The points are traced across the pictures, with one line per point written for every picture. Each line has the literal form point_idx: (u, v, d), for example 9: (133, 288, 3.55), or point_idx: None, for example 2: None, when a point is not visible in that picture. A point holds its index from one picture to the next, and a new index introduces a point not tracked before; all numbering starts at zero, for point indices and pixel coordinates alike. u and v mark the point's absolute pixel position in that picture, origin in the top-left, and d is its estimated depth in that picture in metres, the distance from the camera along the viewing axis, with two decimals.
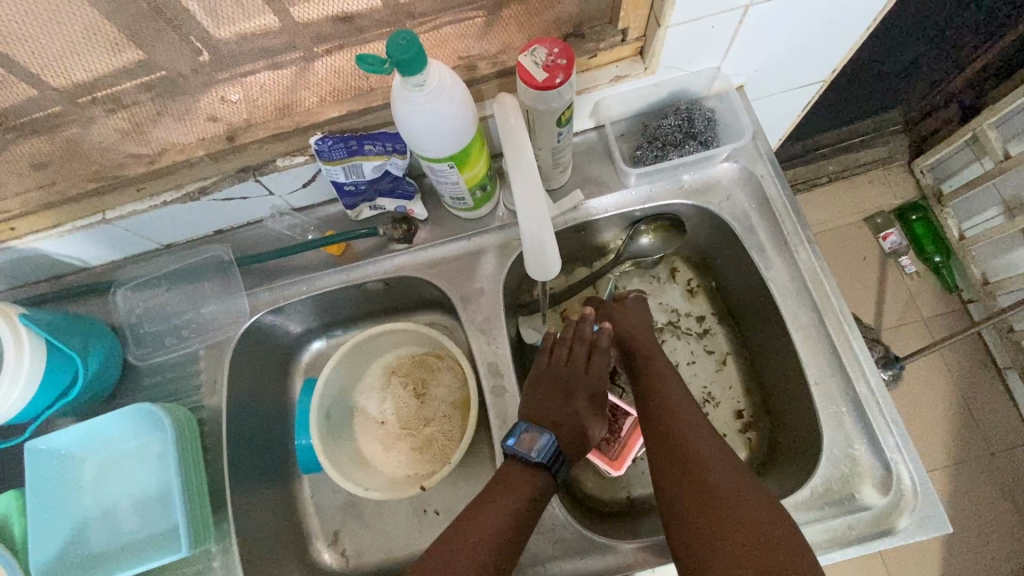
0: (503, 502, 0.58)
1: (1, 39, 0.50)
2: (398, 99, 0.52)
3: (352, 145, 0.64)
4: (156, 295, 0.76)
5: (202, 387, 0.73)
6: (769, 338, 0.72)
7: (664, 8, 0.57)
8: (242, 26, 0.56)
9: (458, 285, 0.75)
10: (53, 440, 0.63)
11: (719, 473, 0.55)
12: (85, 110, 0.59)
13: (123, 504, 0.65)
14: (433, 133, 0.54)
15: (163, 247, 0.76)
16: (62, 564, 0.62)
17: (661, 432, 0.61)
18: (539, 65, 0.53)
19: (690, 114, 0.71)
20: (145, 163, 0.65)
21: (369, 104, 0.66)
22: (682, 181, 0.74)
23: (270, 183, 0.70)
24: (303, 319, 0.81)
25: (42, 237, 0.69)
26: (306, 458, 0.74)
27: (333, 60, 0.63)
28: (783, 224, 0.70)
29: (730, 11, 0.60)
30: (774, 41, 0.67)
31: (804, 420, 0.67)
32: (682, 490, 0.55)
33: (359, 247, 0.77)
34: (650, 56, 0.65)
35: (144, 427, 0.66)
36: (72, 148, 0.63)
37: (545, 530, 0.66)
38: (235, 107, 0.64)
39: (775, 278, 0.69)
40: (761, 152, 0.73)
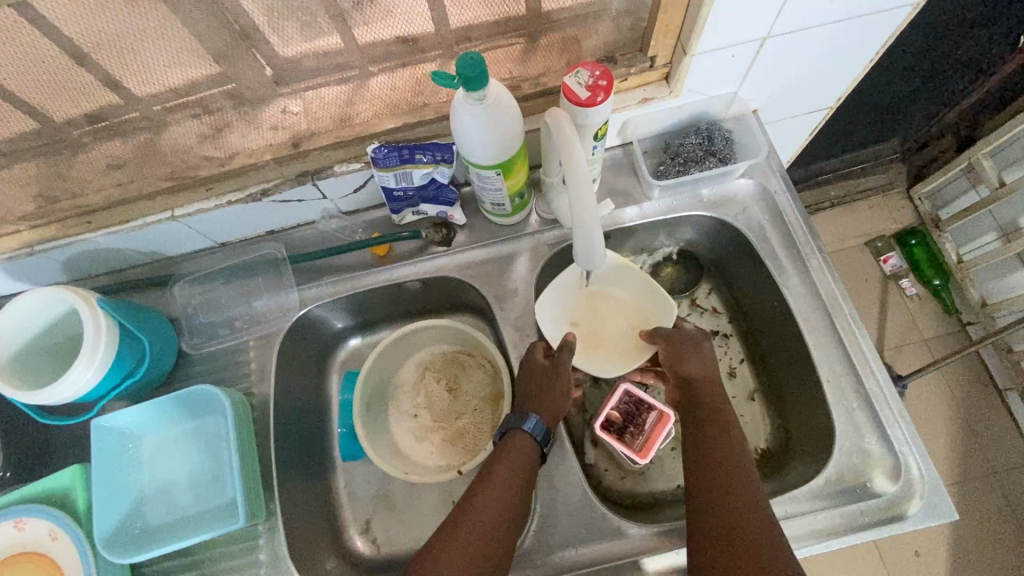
0: (506, 472, 0.62)
1: (111, 52, 0.57)
2: (458, 108, 0.58)
3: (405, 154, 0.70)
4: (211, 289, 0.82)
5: (252, 374, 0.78)
6: (781, 341, 0.78)
7: (692, 38, 0.65)
8: (309, 46, 0.64)
9: (493, 286, 0.81)
10: (117, 419, 0.68)
11: (740, 488, 0.58)
12: (171, 115, 0.67)
13: (183, 480, 0.69)
14: (483, 141, 0.61)
15: (218, 245, 0.82)
16: (123, 536, 0.66)
17: (698, 439, 0.64)
18: (582, 85, 0.60)
19: (710, 133, 0.78)
20: (217, 165, 0.72)
21: (422, 117, 0.72)
22: (702, 195, 0.80)
23: (326, 187, 0.76)
24: (344, 316, 0.86)
25: (113, 232, 0.75)
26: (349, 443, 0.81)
27: (388, 79, 0.71)
28: (795, 235, 0.77)
29: (750, 41, 0.67)
30: (787, 70, 0.74)
31: (816, 416, 0.72)
32: (702, 494, 0.59)
33: (401, 248, 0.83)
34: (675, 80, 0.72)
35: (204, 408, 0.71)
36: (151, 148, 0.69)
37: (576, 514, 0.70)
38: (296, 117, 0.71)
39: (787, 283, 0.75)
40: (774, 170, 0.79)
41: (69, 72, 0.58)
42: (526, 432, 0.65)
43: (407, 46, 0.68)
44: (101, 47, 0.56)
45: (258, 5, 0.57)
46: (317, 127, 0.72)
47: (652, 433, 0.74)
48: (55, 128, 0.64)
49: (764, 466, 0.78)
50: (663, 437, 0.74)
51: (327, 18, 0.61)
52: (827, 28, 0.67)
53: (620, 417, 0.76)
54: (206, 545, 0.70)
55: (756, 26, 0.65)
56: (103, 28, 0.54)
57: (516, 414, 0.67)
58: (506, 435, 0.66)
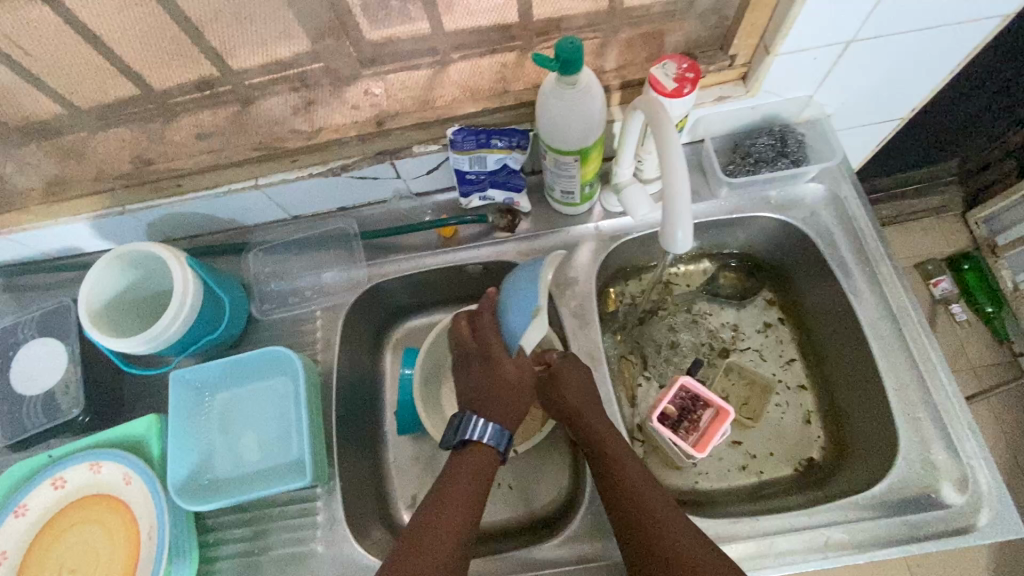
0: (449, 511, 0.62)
1: (220, 25, 0.63)
2: (547, 90, 0.60)
3: (482, 138, 0.72)
4: (286, 259, 0.86)
5: (318, 342, 0.81)
6: (840, 347, 0.78)
7: (777, 38, 0.66)
8: (391, 30, 0.69)
9: (555, 274, 0.82)
10: (194, 372, 0.72)
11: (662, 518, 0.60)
12: (272, 84, 0.72)
13: (250, 437, 0.72)
14: (565, 122, 0.62)
15: (291, 218, 0.85)
16: (192, 484, 0.69)
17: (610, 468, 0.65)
18: (669, 76, 0.61)
19: (784, 135, 0.78)
20: (303, 138, 0.74)
21: (501, 103, 0.73)
22: (770, 196, 0.80)
23: (402, 167, 0.79)
24: (404, 295, 0.88)
25: (198, 197, 0.78)
26: (404, 413, 0.84)
27: (463, 67, 0.75)
28: (865, 241, 0.76)
29: (834, 43, 0.67)
30: (866, 77, 0.74)
31: (877, 424, 0.72)
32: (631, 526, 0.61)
33: (466, 232, 0.85)
34: (753, 80, 0.73)
35: (274, 369, 0.74)
36: (240, 120, 0.75)
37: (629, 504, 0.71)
38: (376, 98, 0.75)
39: (852, 286, 0.75)
40: (845, 176, 0.79)
41: (180, 42, 0.64)
42: (485, 444, 0.66)
43: (500, 33, 0.71)
44: (210, 18, 0.62)
45: None
46: (399, 107, 0.75)
47: (708, 431, 0.74)
48: (159, 92, 0.70)
49: (816, 471, 0.79)
50: (721, 433, 0.73)
51: (416, 3, 0.67)
52: (912, 36, 0.67)
53: (676, 411, 0.76)
54: (265, 503, 0.73)
55: (842, 29, 0.65)
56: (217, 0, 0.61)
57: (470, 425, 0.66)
58: (466, 446, 0.66)
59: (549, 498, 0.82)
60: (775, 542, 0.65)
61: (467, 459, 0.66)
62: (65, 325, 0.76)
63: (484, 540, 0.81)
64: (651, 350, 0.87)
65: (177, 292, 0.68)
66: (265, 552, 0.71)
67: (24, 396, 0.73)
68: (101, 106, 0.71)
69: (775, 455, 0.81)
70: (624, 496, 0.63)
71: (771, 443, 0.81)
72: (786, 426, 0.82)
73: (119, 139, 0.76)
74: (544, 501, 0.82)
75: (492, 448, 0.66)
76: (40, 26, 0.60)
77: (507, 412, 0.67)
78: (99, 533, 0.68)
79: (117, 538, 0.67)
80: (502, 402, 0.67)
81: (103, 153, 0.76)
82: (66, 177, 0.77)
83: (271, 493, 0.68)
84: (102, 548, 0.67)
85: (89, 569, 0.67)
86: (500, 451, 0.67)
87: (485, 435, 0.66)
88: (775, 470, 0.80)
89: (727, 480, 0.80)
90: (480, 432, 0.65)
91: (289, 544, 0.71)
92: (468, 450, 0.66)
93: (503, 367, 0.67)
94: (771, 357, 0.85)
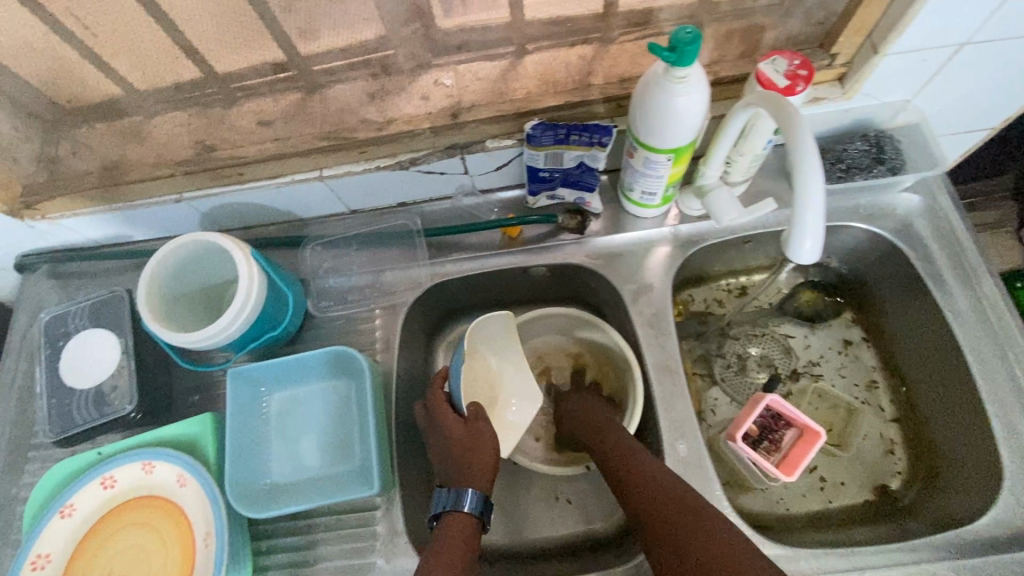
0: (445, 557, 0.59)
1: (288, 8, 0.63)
2: (653, 83, 0.56)
3: (561, 133, 0.68)
4: (345, 254, 0.82)
5: (376, 343, 0.78)
6: (929, 367, 0.75)
7: (889, 38, 0.61)
8: (462, 19, 0.68)
9: (629, 279, 0.78)
10: (255, 371, 0.69)
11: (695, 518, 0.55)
12: (349, 70, 0.71)
13: (313, 440, 0.70)
14: (668, 119, 0.58)
15: (349, 211, 0.82)
16: (250, 491, 0.66)
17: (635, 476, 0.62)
18: (780, 73, 0.58)
19: (880, 141, 0.74)
20: (374, 128, 0.71)
21: (583, 97, 0.69)
22: (860, 206, 0.77)
23: (472, 162, 0.75)
24: (462, 296, 0.85)
25: (258, 187, 0.75)
26: None
27: (537, 58, 0.71)
28: (967, 257, 0.74)
29: (947, 45, 0.63)
30: (970, 85, 0.70)
31: (975, 451, 0.69)
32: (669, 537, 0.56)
33: (532, 232, 0.81)
34: (852, 82, 0.69)
35: (337, 370, 0.71)
36: (302, 106, 0.72)
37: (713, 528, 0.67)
38: (446, 89, 0.71)
39: (952, 305, 0.72)
40: (940, 186, 0.77)
41: (244, 19, 0.65)
42: (462, 512, 0.62)
43: None
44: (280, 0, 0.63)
45: None
46: (473, 97, 0.70)
47: (793, 452, 0.69)
48: (225, 77, 0.70)
49: (902, 498, 0.74)
50: (809, 454, 0.68)
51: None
52: None
53: (757, 430, 0.72)
54: (319, 515, 0.69)
55: (959, 29, 0.61)
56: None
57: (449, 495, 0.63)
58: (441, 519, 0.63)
59: (612, 517, 0.78)
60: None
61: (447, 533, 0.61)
62: (119, 315, 0.73)
63: (544, 557, 0.76)
64: (720, 364, 0.83)
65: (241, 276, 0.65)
66: (320, 561, 0.67)
67: (75, 390, 0.70)
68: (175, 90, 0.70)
69: (855, 480, 0.76)
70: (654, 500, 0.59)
71: (850, 468, 0.77)
72: (866, 449, 0.78)
73: (181, 124, 0.73)
74: (607, 518, 0.78)
75: (470, 514, 0.62)
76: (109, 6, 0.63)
77: (475, 471, 0.65)
78: (151, 537, 0.64)
79: (169, 544, 0.64)
80: (467, 464, 0.65)
81: (164, 138, 0.73)
82: (121, 162, 0.74)
83: (337, 502, 0.64)
84: (154, 554, 0.64)
85: None
86: (478, 514, 0.62)
87: (459, 503, 0.63)
88: (854, 495, 0.76)
89: (804, 507, 0.75)
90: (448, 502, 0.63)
91: (346, 556, 0.67)
92: (445, 524, 0.62)
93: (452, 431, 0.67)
94: (848, 375, 0.82)
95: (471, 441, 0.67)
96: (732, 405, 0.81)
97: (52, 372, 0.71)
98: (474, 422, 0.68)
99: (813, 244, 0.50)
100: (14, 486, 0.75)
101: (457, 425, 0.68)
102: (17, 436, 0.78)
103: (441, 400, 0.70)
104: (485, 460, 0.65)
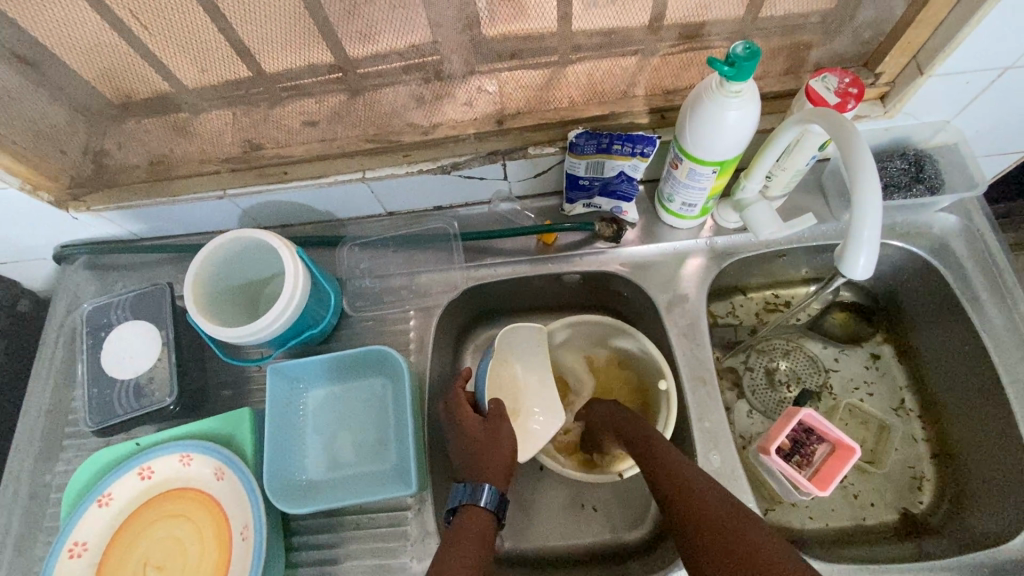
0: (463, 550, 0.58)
1: (348, 11, 0.60)
2: (704, 95, 0.57)
3: (603, 143, 0.68)
4: (381, 254, 0.83)
5: (410, 344, 0.78)
6: (962, 386, 0.75)
7: (937, 59, 0.62)
8: (512, 27, 0.65)
9: (663, 289, 0.78)
10: (295, 367, 0.70)
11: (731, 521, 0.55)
12: (402, 73, 0.69)
13: (348, 438, 0.71)
14: (714, 133, 0.59)
15: (385, 213, 0.83)
16: (285, 486, 0.67)
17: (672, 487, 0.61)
18: (830, 90, 0.59)
19: (918, 160, 0.75)
20: (420, 132, 0.72)
21: (628, 108, 0.70)
22: (896, 224, 0.78)
23: (512, 168, 0.76)
24: (494, 300, 0.85)
25: (299, 186, 0.76)
26: None
27: (582, 68, 0.71)
28: (1002, 278, 0.74)
29: (990, 68, 0.64)
30: (1012, 108, 0.70)
31: (1009, 472, 0.69)
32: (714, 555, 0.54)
33: (567, 239, 0.81)
34: (895, 101, 0.69)
35: (375, 370, 0.73)
36: (350, 107, 0.72)
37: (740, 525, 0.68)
38: (490, 96, 0.72)
39: (987, 325, 0.72)
40: (976, 206, 0.77)
41: (299, 27, 0.61)
42: (478, 506, 0.62)
43: (628, 37, 0.68)
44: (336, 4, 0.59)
45: None
46: (517, 105, 0.72)
47: (827, 467, 0.69)
48: (271, 77, 0.67)
49: (934, 517, 0.74)
50: (845, 470, 0.68)
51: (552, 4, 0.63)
52: None
53: (788, 445, 0.72)
54: (351, 514, 0.69)
55: (1005, 54, 0.62)
56: None
57: (469, 487, 0.63)
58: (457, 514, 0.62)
59: (639, 526, 0.78)
60: None
61: (464, 527, 0.60)
62: (159, 308, 0.74)
63: (569, 565, 0.76)
64: (749, 377, 0.83)
65: (290, 275, 0.66)
66: (350, 560, 0.67)
67: (116, 380, 0.72)
68: (214, 87, 0.68)
69: (884, 497, 0.76)
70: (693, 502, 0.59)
71: (880, 484, 0.77)
72: (897, 466, 0.78)
73: (223, 123, 0.73)
74: (633, 526, 0.78)
75: (485, 509, 0.62)
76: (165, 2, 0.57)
77: (493, 470, 0.65)
78: (187, 528, 0.65)
79: (206, 535, 0.65)
80: (482, 463, 0.65)
81: (207, 136, 0.74)
82: (170, 157, 0.75)
83: (373, 499, 0.65)
84: (190, 545, 0.65)
85: (177, 566, 0.64)
86: (492, 510, 0.62)
87: (476, 496, 0.62)
88: (882, 513, 0.76)
89: (834, 522, 0.75)
90: (465, 496, 0.62)
91: (377, 556, 0.67)
92: (462, 517, 0.62)
93: (471, 425, 0.69)
94: (878, 391, 0.82)
95: (490, 437, 0.67)
96: (761, 418, 0.81)
97: (93, 362, 0.73)
98: (495, 420, 0.68)
99: (868, 260, 0.51)
100: (47, 473, 0.76)
101: (477, 422, 0.69)
102: (52, 425, 0.78)
103: (462, 399, 0.72)
104: (502, 458, 0.66)
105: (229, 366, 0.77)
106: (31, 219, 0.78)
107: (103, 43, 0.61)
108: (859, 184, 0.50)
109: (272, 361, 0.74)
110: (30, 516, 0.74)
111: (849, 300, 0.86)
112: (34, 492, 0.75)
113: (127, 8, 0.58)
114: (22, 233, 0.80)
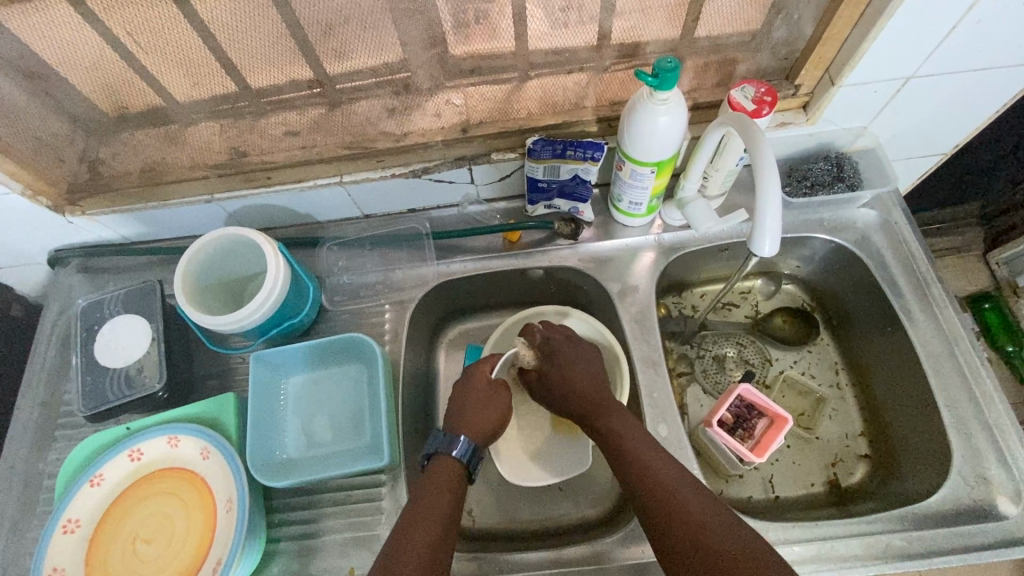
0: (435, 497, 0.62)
1: (326, 33, 0.67)
2: (637, 106, 0.65)
3: (558, 149, 0.76)
4: (357, 253, 0.90)
5: (386, 335, 0.85)
6: (887, 362, 0.83)
7: (844, 71, 0.71)
8: (473, 47, 0.73)
9: (616, 280, 0.86)
10: (275, 355, 0.77)
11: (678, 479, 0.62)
12: (375, 87, 0.77)
13: (323, 420, 0.78)
14: (646, 136, 0.67)
15: (363, 216, 0.91)
16: (262, 465, 0.73)
17: (640, 477, 0.63)
18: (748, 98, 0.68)
19: (840, 162, 0.83)
20: (393, 140, 0.80)
21: (579, 118, 0.78)
22: (823, 219, 0.87)
23: (477, 173, 0.83)
24: (463, 296, 0.92)
25: (282, 190, 0.83)
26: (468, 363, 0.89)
27: (538, 83, 0.79)
28: (917, 264, 0.82)
29: (896, 78, 0.72)
30: (918, 113, 0.79)
31: (927, 437, 0.76)
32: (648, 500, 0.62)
33: (530, 237, 0.88)
34: (814, 109, 0.78)
35: (351, 356, 0.80)
36: (329, 118, 0.79)
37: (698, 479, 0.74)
38: (455, 108, 0.80)
39: (906, 305, 0.80)
40: (894, 203, 0.86)
41: (281, 45, 0.68)
42: (449, 455, 0.67)
43: (578, 56, 0.77)
44: (315, 28, 0.66)
45: (451, 14, 0.68)
46: (481, 115, 0.79)
47: (764, 438, 0.76)
48: (255, 91, 0.74)
49: (869, 485, 0.81)
50: (777, 441, 0.75)
51: (508, 28, 0.71)
52: (965, 76, 0.72)
53: (732, 419, 0.79)
54: (328, 492, 0.74)
55: (905, 64, 0.70)
56: (331, 14, 0.65)
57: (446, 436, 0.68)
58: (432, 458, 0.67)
59: (599, 502, 0.84)
60: (838, 546, 0.68)
61: (435, 474, 0.66)
62: (150, 304, 0.80)
63: (534, 538, 0.81)
64: (699, 363, 0.90)
65: (269, 267, 0.73)
66: (328, 534, 0.72)
67: (108, 369, 0.77)
68: (204, 100, 0.75)
69: (822, 467, 0.83)
70: (639, 460, 0.65)
71: (817, 454, 0.84)
72: (833, 441, 0.85)
73: (212, 134, 0.80)
74: (594, 503, 0.84)
75: (456, 459, 0.67)
76: (156, 25, 0.63)
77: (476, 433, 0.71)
78: (175, 505, 0.70)
79: (193, 511, 0.70)
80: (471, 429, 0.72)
81: (198, 146, 0.80)
82: (161, 164, 0.81)
83: (348, 473, 0.71)
84: (177, 520, 0.70)
85: (165, 539, 0.69)
86: (464, 461, 0.67)
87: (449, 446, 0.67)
88: (820, 482, 0.83)
89: (778, 492, 0.82)
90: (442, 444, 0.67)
91: (353, 528, 0.72)
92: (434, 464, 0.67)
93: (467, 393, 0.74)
94: (816, 369, 0.90)
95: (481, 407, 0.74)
96: (710, 399, 0.88)
97: (88, 353, 0.78)
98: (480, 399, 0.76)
99: (770, 240, 0.60)
100: (40, 462, 0.80)
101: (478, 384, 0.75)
102: (46, 416, 0.83)
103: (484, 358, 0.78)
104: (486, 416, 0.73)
105: (219, 357, 0.83)
106: (29, 224, 0.83)
107: (100, 63, 0.67)
108: (759, 178, 0.59)
109: (256, 350, 0.81)
110: (23, 502, 0.78)
111: (791, 292, 0.95)
112: (27, 480, 0.79)
113: (126, 32, 0.63)
114: (20, 237, 0.85)
